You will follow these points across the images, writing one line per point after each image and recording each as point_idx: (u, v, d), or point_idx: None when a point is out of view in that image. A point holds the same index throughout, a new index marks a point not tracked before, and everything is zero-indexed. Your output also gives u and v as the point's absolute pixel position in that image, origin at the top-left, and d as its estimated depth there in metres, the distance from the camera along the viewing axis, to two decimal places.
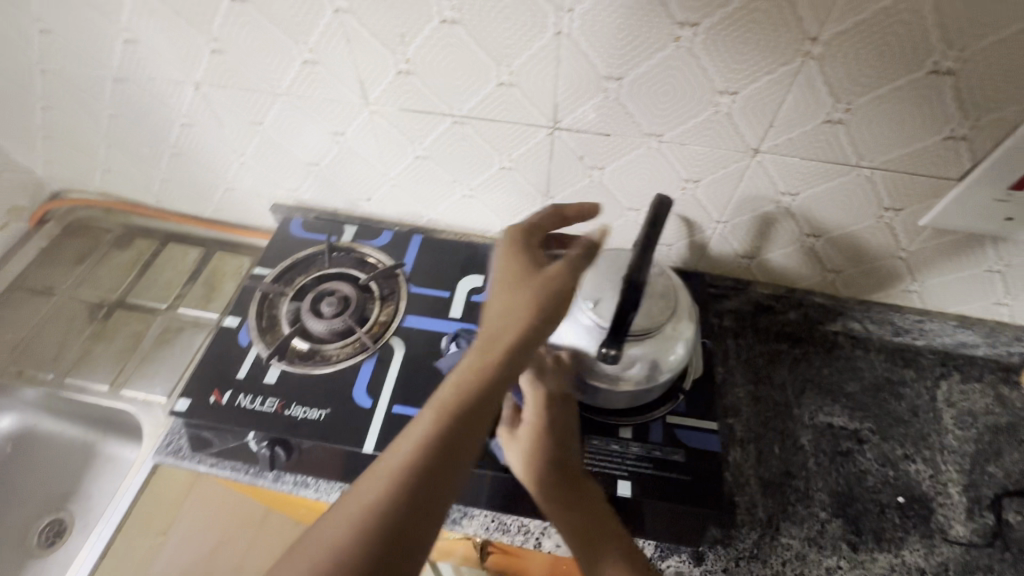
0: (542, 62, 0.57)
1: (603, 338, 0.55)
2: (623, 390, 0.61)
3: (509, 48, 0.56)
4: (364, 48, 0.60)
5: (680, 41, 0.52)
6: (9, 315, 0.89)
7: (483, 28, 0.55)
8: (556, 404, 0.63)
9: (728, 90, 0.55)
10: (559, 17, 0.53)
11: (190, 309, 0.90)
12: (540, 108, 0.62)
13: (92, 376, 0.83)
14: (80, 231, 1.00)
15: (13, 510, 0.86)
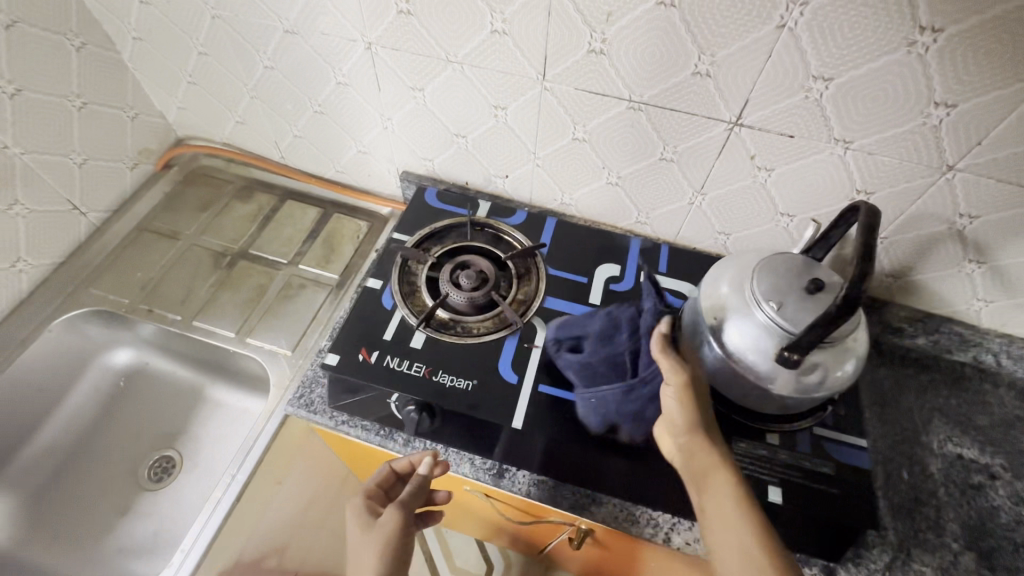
0: (750, 55, 0.56)
1: (786, 340, 0.55)
2: (783, 398, 0.59)
3: (721, 37, 0.55)
4: (563, 23, 0.59)
5: (914, 47, 0.51)
6: (139, 254, 0.91)
7: (701, 14, 0.54)
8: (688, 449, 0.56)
9: (945, 102, 0.54)
10: (788, 10, 0.51)
11: (311, 267, 0.91)
12: (728, 102, 0.61)
13: (218, 322, 0.84)
14: (202, 180, 1.02)
15: (125, 443, 0.88)
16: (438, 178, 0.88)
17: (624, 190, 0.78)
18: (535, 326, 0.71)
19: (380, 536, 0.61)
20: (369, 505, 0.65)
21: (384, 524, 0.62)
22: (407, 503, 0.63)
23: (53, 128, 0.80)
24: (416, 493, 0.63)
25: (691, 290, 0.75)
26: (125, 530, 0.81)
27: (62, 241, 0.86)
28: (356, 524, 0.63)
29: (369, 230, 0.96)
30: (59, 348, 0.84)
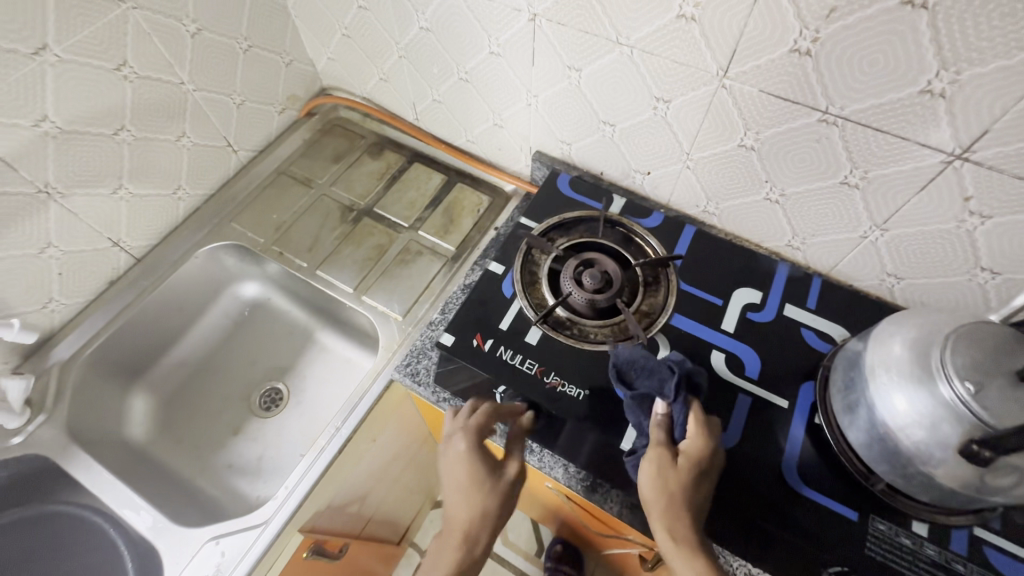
0: (1010, 78, 0.45)
1: (978, 431, 0.45)
2: (950, 494, 0.50)
3: (978, 51, 0.45)
4: (769, 15, 0.51)
5: None
6: (276, 196, 0.96)
7: (959, 22, 0.44)
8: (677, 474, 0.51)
9: None
10: None
11: (430, 234, 0.90)
12: (957, 131, 0.51)
13: (338, 275, 0.87)
14: (338, 130, 1.04)
15: (242, 369, 0.96)
16: (571, 164, 0.84)
17: (783, 211, 0.69)
18: (657, 343, 0.66)
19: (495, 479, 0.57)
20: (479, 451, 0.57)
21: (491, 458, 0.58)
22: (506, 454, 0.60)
23: (221, 69, 0.85)
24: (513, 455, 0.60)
25: (843, 335, 0.66)
26: (235, 450, 0.88)
27: (215, 175, 0.93)
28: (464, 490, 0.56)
29: (490, 206, 0.93)
30: (200, 273, 0.92)
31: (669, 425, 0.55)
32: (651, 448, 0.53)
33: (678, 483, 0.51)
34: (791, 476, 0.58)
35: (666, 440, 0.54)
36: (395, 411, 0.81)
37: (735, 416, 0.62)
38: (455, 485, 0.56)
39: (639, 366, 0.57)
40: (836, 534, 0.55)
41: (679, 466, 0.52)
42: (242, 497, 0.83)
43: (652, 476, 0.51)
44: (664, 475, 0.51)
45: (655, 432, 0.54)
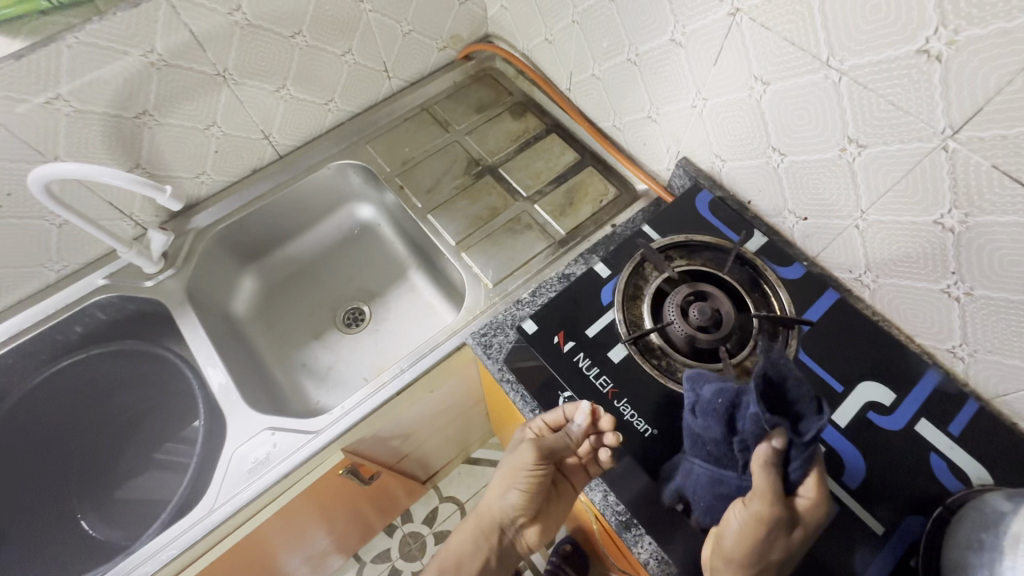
0: None
1: None
2: None
3: None
4: None
5: None
6: (413, 131, 0.97)
7: None
8: (778, 537, 0.45)
9: None
10: None
11: (545, 212, 0.87)
12: None
13: (446, 224, 0.88)
14: (489, 80, 1.02)
15: (338, 282, 1.01)
16: (716, 182, 0.75)
17: (959, 314, 0.57)
18: None
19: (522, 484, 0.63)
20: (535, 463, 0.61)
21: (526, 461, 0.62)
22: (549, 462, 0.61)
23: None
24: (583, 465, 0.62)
25: (982, 479, 0.55)
26: (309, 353, 0.95)
27: (365, 96, 0.96)
28: (507, 496, 0.64)
29: (615, 200, 0.88)
30: (327, 185, 0.97)
31: (779, 465, 0.45)
32: (759, 502, 0.45)
33: (775, 548, 0.46)
34: None
35: (776, 493, 0.44)
36: (457, 371, 0.82)
37: None
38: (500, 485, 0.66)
39: (781, 375, 0.45)
40: None
41: (780, 531, 0.45)
42: (304, 396, 0.90)
43: (749, 533, 0.45)
44: (765, 544, 0.45)
45: (771, 482, 0.44)
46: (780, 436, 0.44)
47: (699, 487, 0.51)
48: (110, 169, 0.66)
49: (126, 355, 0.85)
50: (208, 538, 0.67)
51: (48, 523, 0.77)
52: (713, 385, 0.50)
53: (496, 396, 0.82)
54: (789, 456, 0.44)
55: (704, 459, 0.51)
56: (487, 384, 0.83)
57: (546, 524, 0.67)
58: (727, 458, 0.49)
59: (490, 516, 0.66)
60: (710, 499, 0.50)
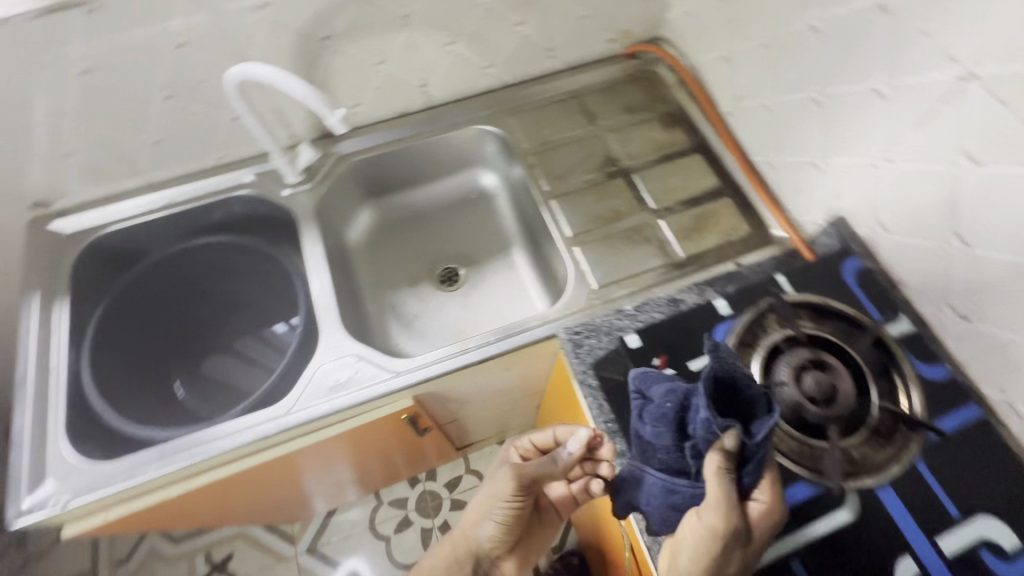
0: None
1: None
2: None
3: None
4: None
5: None
6: (558, 114, 0.96)
7: None
8: (735, 546, 0.47)
9: None
10: None
11: (668, 230, 0.84)
12: None
13: (567, 214, 0.87)
14: (647, 83, 0.99)
15: (443, 239, 1.04)
16: (870, 252, 0.70)
17: None
18: (845, 501, 0.55)
19: (506, 513, 0.61)
20: (525, 490, 0.60)
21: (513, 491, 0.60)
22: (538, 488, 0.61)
23: None
24: (580, 487, 0.68)
25: None
26: (400, 297, 0.98)
27: (523, 69, 0.96)
28: (485, 530, 0.62)
29: (745, 238, 0.83)
30: (463, 146, 0.99)
31: (733, 471, 0.45)
32: (711, 514, 0.46)
33: (733, 555, 0.48)
34: None
35: (729, 503, 0.46)
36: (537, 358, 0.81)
37: None
38: (483, 516, 0.62)
39: (734, 370, 0.45)
40: None
41: (734, 543, 0.47)
42: (385, 336, 0.94)
43: (707, 542, 0.47)
44: (725, 550, 0.47)
45: (726, 494, 0.45)
46: (733, 436, 0.44)
47: (653, 493, 0.52)
48: (297, 79, 0.68)
49: (246, 251, 0.90)
50: (279, 436, 0.72)
51: (149, 377, 0.85)
52: (658, 389, 0.51)
53: (565, 395, 0.81)
54: (743, 465, 0.45)
55: (658, 469, 0.51)
56: (560, 380, 0.82)
57: (528, 554, 0.66)
58: (681, 465, 0.50)
59: (473, 545, 0.63)
60: (664, 505, 0.51)
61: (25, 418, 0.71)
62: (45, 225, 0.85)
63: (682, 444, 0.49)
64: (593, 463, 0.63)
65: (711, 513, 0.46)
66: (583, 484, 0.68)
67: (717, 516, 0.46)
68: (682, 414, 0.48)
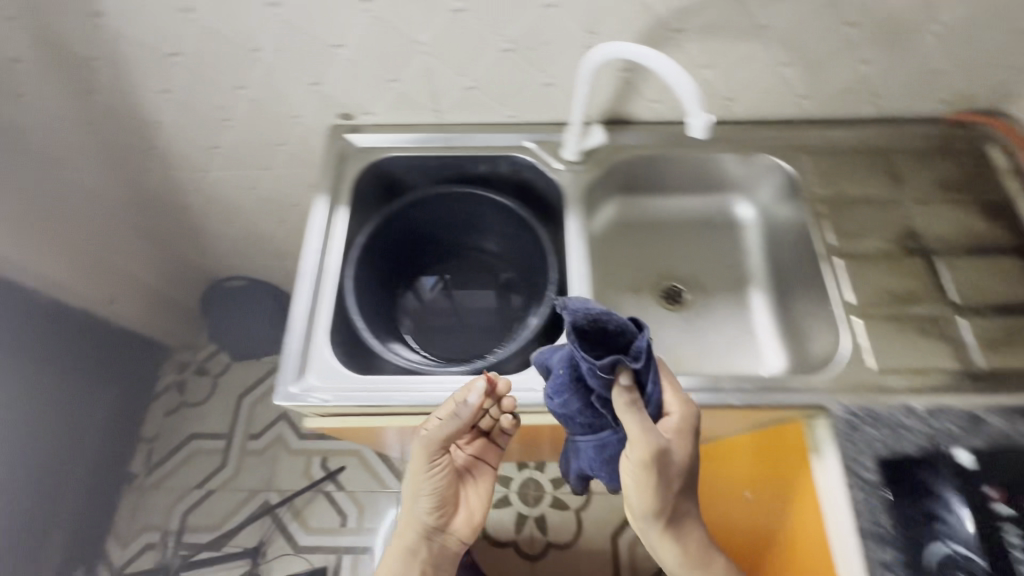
0: None
1: None
2: None
3: None
4: None
5: None
6: (857, 166, 0.87)
7: None
8: (665, 480, 0.62)
9: None
10: None
11: (970, 332, 0.74)
12: None
13: (853, 277, 0.78)
14: (970, 159, 0.87)
15: (675, 255, 0.99)
16: None
17: None
18: None
19: (437, 495, 0.74)
20: (427, 477, 0.72)
21: (434, 469, 0.72)
22: (460, 436, 0.67)
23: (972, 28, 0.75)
24: (492, 425, 0.80)
25: None
26: (620, 301, 0.95)
27: (836, 106, 0.88)
28: (428, 485, 0.73)
29: None
30: (736, 169, 0.93)
31: (635, 389, 0.60)
32: (635, 452, 0.59)
33: (669, 477, 0.63)
34: None
35: (648, 430, 0.59)
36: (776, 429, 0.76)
37: None
38: (416, 514, 0.76)
39: (608, 326, 0.60)
40: None
41: (659, 473, 0.61)
42: None
43: (642, 468, 0.60)
44: (658, 476, 0.61)
45: (639, 426, 0.58)
46: (624, 372, 0.59)
47: (590, 455, 0.69)
48: (681, 71, 0.63)
49: (504, 212, 0.90)
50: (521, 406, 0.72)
51: (388, 305, 0.89)
52: (554, 356, 0.67)
53: None
54: (642, 380, 0.61)
55: (589, 438, 0.68)
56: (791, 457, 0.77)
57: (459, 503, 0.79)
58: (599, 423, 0.67)
59: (427, 532, 0.77)
60: (599, 457, 0.68)
61: (303, 305, 0.76)
62: (342, 134, 0.90)
63: (589, 400, 0.64)
64: (496, 403, 0.72)
65: (636, 450, 0.59)
66: (490, 421, 0.79)
67: (643, 450, 0.59)
68: (575, 375, 0.64)
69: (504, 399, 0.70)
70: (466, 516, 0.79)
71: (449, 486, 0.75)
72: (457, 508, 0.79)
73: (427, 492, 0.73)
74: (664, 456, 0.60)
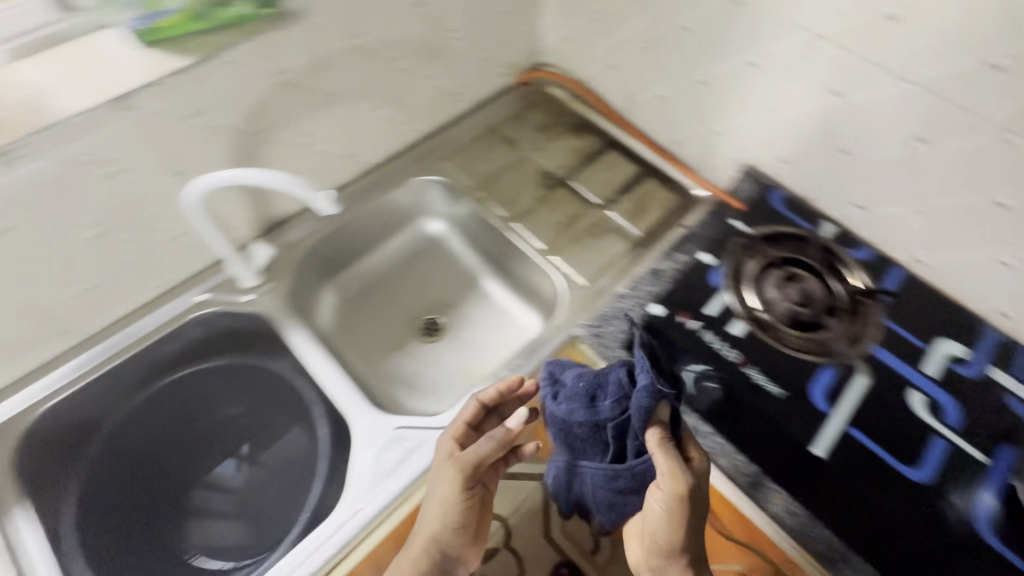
0: None
1: None
2: None
3: None
4: None
5: None
6: (483, 149, 1.04)
7: None
8: (696, 496, 0.54)
9: None
10: None
11: (619, 218, 0.96)
12: None
13: (531, 232, 0.94)
14: (545, 104, 1.12)
15: (407, 298, 1.04)
16: (782, 183, 0.87)
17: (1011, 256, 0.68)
18: (857, 368, 0.69)
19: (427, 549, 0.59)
20: (454, 507, 0.60)
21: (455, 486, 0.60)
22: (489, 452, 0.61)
23: (480, 25, 0.95)
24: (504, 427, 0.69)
25: None
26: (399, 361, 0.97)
27: (439, 116, 1.02)
28: (432, 506, 0.61)
29: (679, 206, 0.98)
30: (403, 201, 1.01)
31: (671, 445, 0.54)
32: (677, 510, 0.52)
33: (686, 516, 0.53)
34: (980, 526, 0.59)
35: (685, 475, 0.53)
36: None
37: (927, 456, 0.63)
38: (424, 542, 0.60)
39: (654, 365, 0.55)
40: None
41: (686, 511, 0.52)
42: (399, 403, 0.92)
43: (672, 497, 0.52)
44: (691, 515, 0.53)
45: (674, 459, 0.53)
46: (666, 406, 0.54)
47: (597, 483, 0.56)
48: (265, 176, 0.67)
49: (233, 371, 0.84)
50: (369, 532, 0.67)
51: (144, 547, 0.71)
52: (573, 373, 0.61)
53: None
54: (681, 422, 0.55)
55: (585, 460, 0.58)
56: None
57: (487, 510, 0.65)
58: (597, 444, 0.57)
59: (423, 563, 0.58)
60: (604, 485, 0.56)
61: None
62: None
63: (598, 430, 0.57)
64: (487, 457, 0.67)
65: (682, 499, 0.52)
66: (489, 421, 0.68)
67: (664, 482, 0.53)
68: (592, 395, 0.58)
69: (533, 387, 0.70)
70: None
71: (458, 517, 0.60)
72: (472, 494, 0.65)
73: (436, 509, 0.60)
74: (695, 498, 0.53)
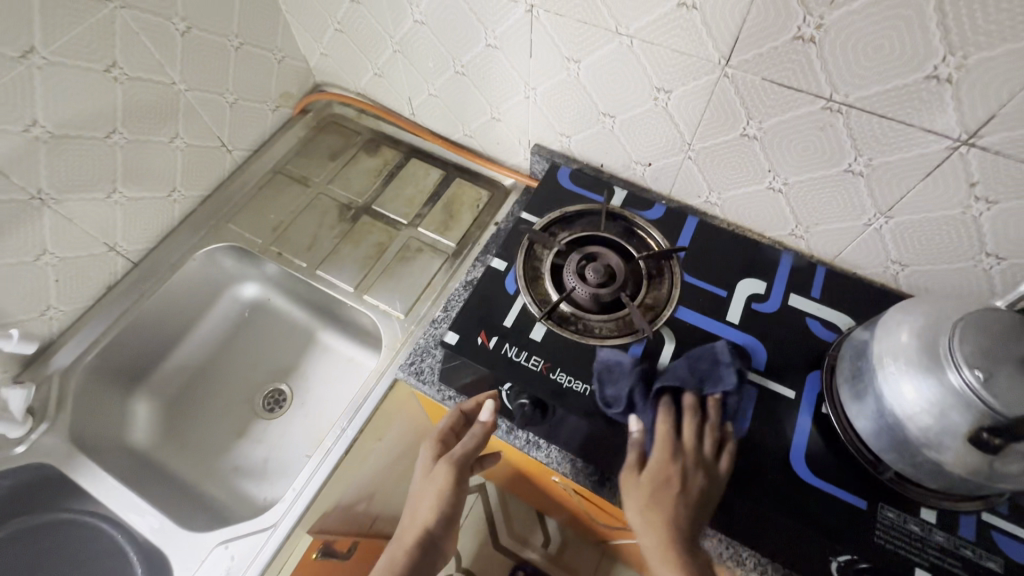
0: (998, 71, 0.46)
1: (971, 408, 0.46)
2: (945, 473, 0.50)
3: (902, 62, 0.49)
4: (733, 8, 0.53)
5: (964, 148, 0.52)
6: (273, 197, 0.94)
7: (848, 48, 0.50)
8: (691, 474, 0.55)
9: (987, 198, 0.55)
10: (947, 61, 0.47)
11: (429, 232, 0.89)
12: (948, 120, 0.51)
13: (339, 275, 0.86)
14: (333, 127, 1.03)
15: (240, 378, 0.95)
16: (572, 156, 0.83)
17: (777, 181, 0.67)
18: (663, 337, 0.65)
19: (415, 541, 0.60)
20: (431, 494, 0.61)
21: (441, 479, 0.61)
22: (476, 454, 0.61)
23: (213, 67, 0.84)
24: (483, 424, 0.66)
25: (847, 322, 0.67)
26: (242, 452, 0.88)
27: (209, 175, 0.91)
28: (426, 508, 0.61)
29: (490, 201, 0.92)
30: (198, 279, 0.91)
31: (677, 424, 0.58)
32: (661, 461, 0.55)
33: (657, 494, 0.54)
34: (797, 464, 0.58)
35: (666, 438, 0.56)
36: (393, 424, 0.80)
37: (741, 413, 0.61)
38: (415, 528, 0.61)
39: (700, 366, 0.60)
40: (844, 526, 0.55)
41: (658, 484, 0.55)
42: (249, 498, 0.84)
43: (646, 473, 0.56)
44: (666, 490, 0.54)
45: (704, 446, 0.56)
46: (689, 396, 0.59)
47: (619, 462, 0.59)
48: None
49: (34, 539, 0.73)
50: None
51: None
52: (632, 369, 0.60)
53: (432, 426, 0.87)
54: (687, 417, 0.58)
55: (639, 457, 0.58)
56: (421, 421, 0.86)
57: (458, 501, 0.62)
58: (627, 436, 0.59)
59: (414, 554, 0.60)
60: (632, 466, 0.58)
61: None
62: None
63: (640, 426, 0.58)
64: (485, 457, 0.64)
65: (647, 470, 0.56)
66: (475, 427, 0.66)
67: (649, 461, 0.56)
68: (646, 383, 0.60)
69: (492, 414, 0.62)
70: (410, 512, 0.62)
71: (445, 513, 0.61)
72: (437, 502, 0.60)
73: (419, 504, 0.61)
74: (681, 481, 0.55)
